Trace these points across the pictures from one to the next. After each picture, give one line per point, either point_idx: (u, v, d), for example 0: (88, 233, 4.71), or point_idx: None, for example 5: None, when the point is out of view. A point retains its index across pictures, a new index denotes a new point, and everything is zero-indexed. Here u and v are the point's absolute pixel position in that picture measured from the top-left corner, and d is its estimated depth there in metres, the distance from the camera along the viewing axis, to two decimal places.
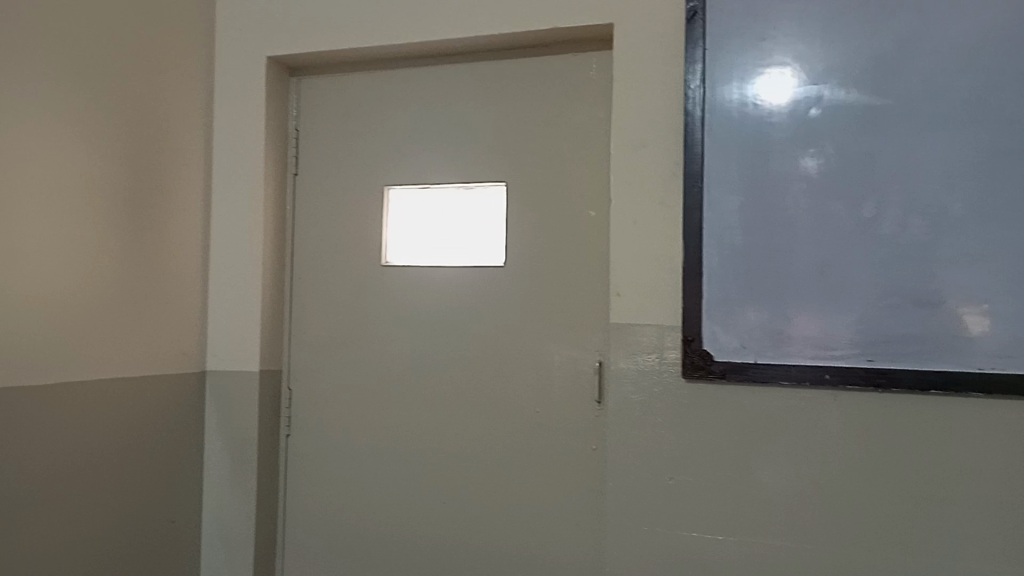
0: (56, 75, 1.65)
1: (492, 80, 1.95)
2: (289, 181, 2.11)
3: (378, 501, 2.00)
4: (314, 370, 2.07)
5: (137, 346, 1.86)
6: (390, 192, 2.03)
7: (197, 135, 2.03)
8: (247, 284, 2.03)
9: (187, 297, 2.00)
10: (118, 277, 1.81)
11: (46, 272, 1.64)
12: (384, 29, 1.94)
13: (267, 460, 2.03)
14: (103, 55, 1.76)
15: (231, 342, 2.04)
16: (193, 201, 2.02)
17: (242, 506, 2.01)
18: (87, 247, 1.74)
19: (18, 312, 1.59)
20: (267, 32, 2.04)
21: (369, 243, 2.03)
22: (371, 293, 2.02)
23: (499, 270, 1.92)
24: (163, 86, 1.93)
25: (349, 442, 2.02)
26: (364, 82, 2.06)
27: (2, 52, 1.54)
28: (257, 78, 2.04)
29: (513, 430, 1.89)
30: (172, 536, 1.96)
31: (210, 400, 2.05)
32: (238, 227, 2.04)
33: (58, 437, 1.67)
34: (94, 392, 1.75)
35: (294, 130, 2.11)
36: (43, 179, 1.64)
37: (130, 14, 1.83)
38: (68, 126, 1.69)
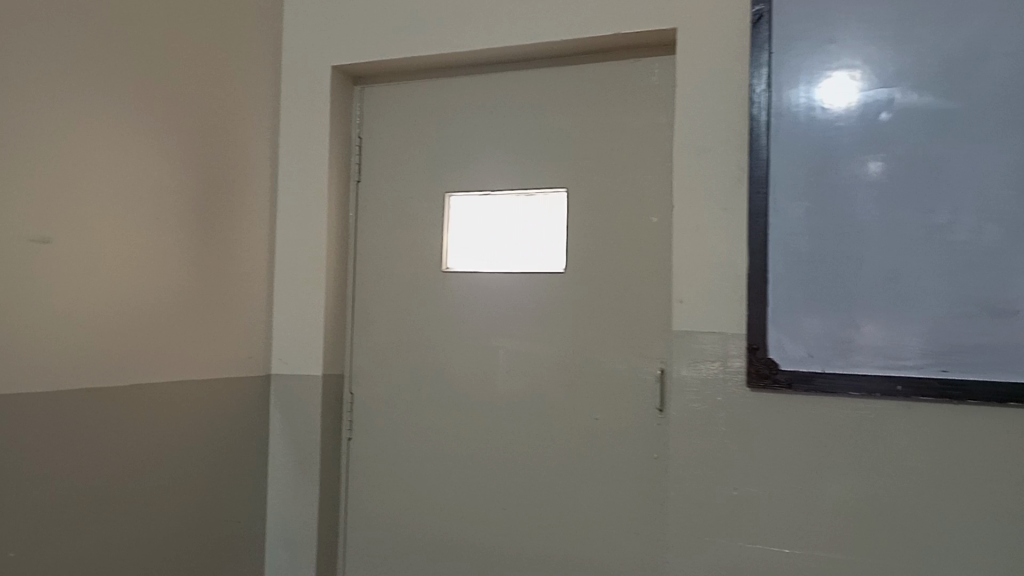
0: (125, 85, 1.71)
1: (553, 87, 1.95)
2: (352, 188, 2.14)
3: (438, 506, 2.01)
4: (375, 374, 2.09)
5: (202, 349, 1.90)
6: (451, 198, 2.04)
7: (264, 144, 2.08)
8: (311, 289, 2.06)
9: (252, 302, 2.05)
10: (188, 282, 1.87)
11: (118, 277, 1.71)
12: (446, 37, 1.96)
13: (329, 463, 2.06)
14: (175, 66, 1.82)
15: (295, 346, 2.07)
16: (260, 208, 2.06)
17: (305, 509, 2.04)
18: (158, 253, 1.80)
19: (92, 314, 1.65)
20: (332, 42, 2.08)
21: (430, 249, 2.05)
22: (431, 298, 2.04)
23: (560, 277, 1.92)
24: (232, 95, 1.98)
25: (409, 447, 2.04)
26: (426, 89, 2.08)
27: (80, 64, 1.62)
28: (322, 88, 2.08)
29: (573, 437, 1.89)
30: (238, 535, 2.00)
31: (275, 403, 2.08)
32: (302, 232, 2.08)
33: (129, 436, 1.73)
34: (161, 394, 1.80)
35: (357, 138, 2.14)
36: (117, 187, 1.71)
37: (201, 27, 1.89)
38: (141, 135, 1.75)
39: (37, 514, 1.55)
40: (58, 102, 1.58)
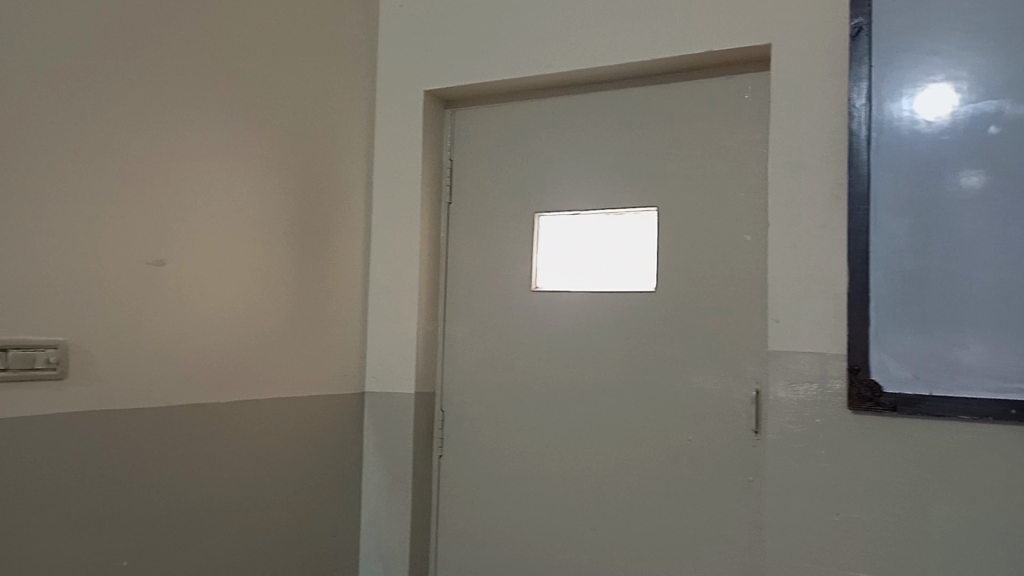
0: (229, 115, 1.79)
1: (643, 105, 1.95)
2: (443, 210, 2.17)
3: (528, 525, 2.01)
4: (465, 393, 2.11)
5: (301, 366, 1.96)
6: (540, 218, 2.06)
7: (359, 167, 2.14)
8: (404, 308, 2.11)
9: (348, 321, 2.10)
10: (288, 301, 1.94)
11: (224, 297, 1.78)
12: (536, 60, 1.99)
13: (421, 480, 2.09)
14: (277, 94, 1.90)
15: (388, 363, 2.11)
16: (354, 229, 2.12)
17: (397, 525, 2.07)
18: (260, 274, 1.87)
19: (199, 332, 1.73)
20: (424, 68, 2.13)
21: (520, 269, 2.06)
22: (522, 317, 2.05)
23: (651, 296, 1.91)
24: (330, 120, 2.05)
25: (499, 465, 2.05)
26: (516, 111, 2.10)
27: (190, 95, 1.71)
28: (415, 112, 2.13)
29: (665, 458, 1.87)
30: (334, 550, 2.04)
31: (369, 420, 2.13)
32: (396, 253, 2.13)
33: (234, 450, 1.79)
34: (263, 410, 1.86)
35: (449, 160, 2.18)
36: (223, 211, 1.79)
37: (301, 56, 1.97)
38: (244, 161, 1.83)
39: (147, 525, 1.62)
40: (169, 131, 1.67)
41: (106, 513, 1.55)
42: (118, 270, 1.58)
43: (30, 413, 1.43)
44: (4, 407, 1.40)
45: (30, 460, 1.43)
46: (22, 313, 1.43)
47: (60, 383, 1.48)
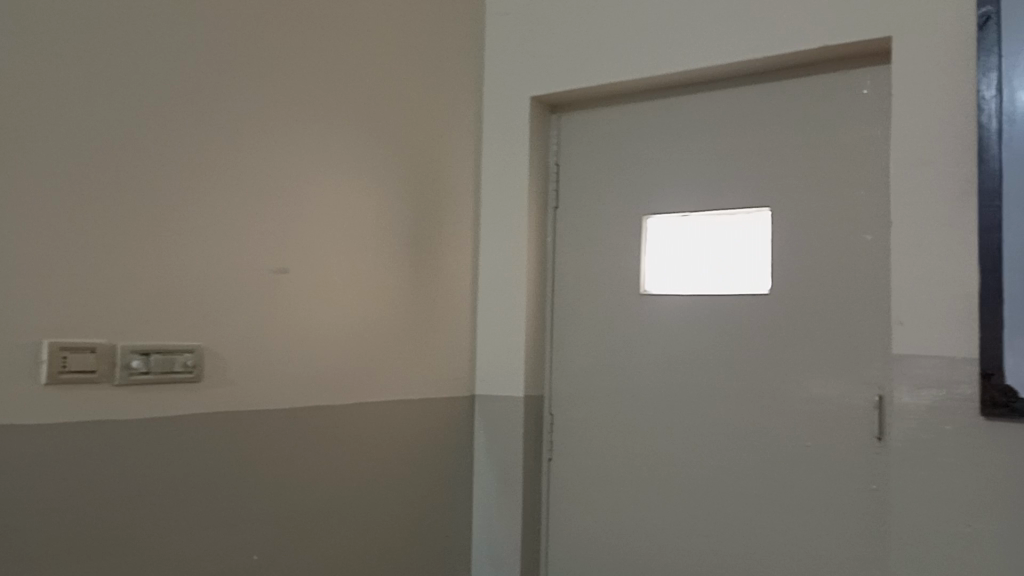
0: (345, 127, 1.86)
1: (753, 105, 1.92)
2: (549, 214, 2.19)
3: (640, 530, 2.00)
4: (574, 396, 2.12)
5: (415, 369, 2.01)
6: (648, 220, 2.05)
7: (467, 174, 2.18)
8: (512, 312, 2.13)
9: (458, 325, 2.14)
10: (402, 307, 1.99)
11: (342, 303, 1.85)
12: (642, 62, 1.98)
13: (531, 482, 2.11)
14: (389, 104, 1.96)
15: (497, 367, 2.14)
16: (462, 235, 2.16)
17: (508, 528, 2.09)
18: (375, 281, 1.92)
19: (320, 337, 1.80)
20: (530, 74, 2.16)
21: (628, 273, 2.06)
22: (630, 321, 2.04)
23: (764, 298, 1.87)
24: (439, 129, 2.10)
25: (609, 469, 2.05)
26: (622, 114, 2.10)
27: (309, 109, 1.78)
28: (522, 117, 2.16)
29: (781, 464, 1.82)
30: (448, 550, 2.09)
31: (479, 422, 2.16)
32: (504, 257, 2.16)
33: (354, 451, 1.85)
34: (379, 412, 1.91)
35: (555, 165, 2.19)
36: (341, 219, 1.85)
37: (411, 67, 2.02)
38: (359, 171, 1.89)
39: (275, 523, 1.69)
40: (290, 144, 1.75)
41: (237, 510, 1.62)
42: (246, 278, 1.66)
43: (166, 415, 1.52)
44: (145, 408, 1.49)
45: (168, 459, 1.52)
46: (161, 319, 1.52)
47: (195, 385, 1.57)
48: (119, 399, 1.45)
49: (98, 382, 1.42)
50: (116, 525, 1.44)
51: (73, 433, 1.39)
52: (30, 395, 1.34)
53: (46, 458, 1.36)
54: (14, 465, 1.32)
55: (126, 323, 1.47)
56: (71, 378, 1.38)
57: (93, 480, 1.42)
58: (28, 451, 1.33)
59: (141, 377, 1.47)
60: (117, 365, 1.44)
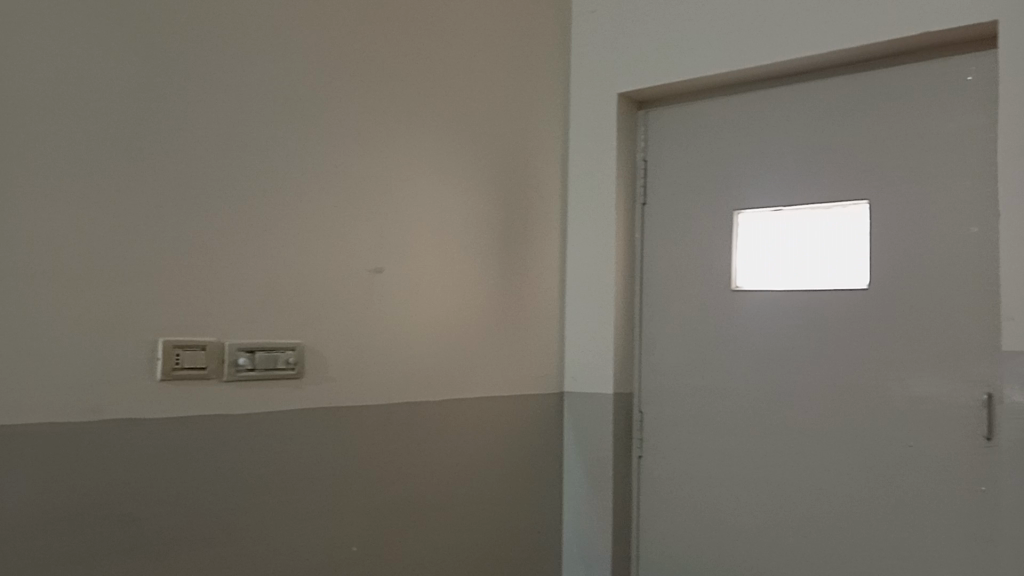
0: (436, 129, 1.90)
1: (849, 95, 1.87)
2: (637, 211, 2.18)
3: (733, 529, 1.97)
4: (664, 394, 2.10)
5: (505, 366, 2.04)
6: (739, 216, 2.02)
7: (554, 173, 2.19)
8: (601, 309, 2.13)
9: (547, 322, 2.16)
10: (493, 305, 2.02)
11: (436, 303, 1.89)
12: (732, 55, 1.96)
13: (621, 480, 2.10)
14: (478, 105, 1.99)
15: (586, 364, 2.15)
16: (550, 234, 2.17)
17: (598, 524, 2.10)
18: (467, 279, 1.96)
19: (414, 336, 1.84)
20: (617, 71, 2.15)
21: (719, 269, 2.03)
22: (721, 318, 2.02)
23: (863, 293, 1.82)
24: (527, 127, 2.12)
25: (700, 467, 2.03)
26: (711, 108, 2.08)
27: (402, 112, 1.83)
28: (608, 114, 2.15)
29: (882, 464, 1.78)
30: (539, 545, 2.10)
31: (569, 419, 2.17)
32: (592, 255, 2.16)
33: (448, 446, 1.89)
34: (471, 410, 1.95)
35: (642, 161, 2.18)
36: (433, 220, 1.89)
37: (500, 67, 2.04)
38: (450, 172, 1.93)
39: (373, 516, 1.74)
40: (384, 148, 1.79)
41: (338, 503, 1.68)
42: (344, 278, 1.71)
43: (270, 410, 1.58)
44: (252, 403, 1.56)
45: (273, 454, 1.58)
46: (267, 319, 1.59)
47: (298, 382, 1.63)
48: (228, 395, 1.52)
49: (208, 379, 1.50)
50: (224, 517, 1.51)
51: (183, 428, 1.46)
52: (147, 391, 1.42)
53: (158, 451, 1.43)
54: (128, 458, 1.39)
55: (234, 322, 1.54)
56: (183, 375, 1.45)
57: (204, 474, 1.49)
58: (140, 445, 1.41)
59: (248, 374, 1.54)
60: (225, 362, 1.51)
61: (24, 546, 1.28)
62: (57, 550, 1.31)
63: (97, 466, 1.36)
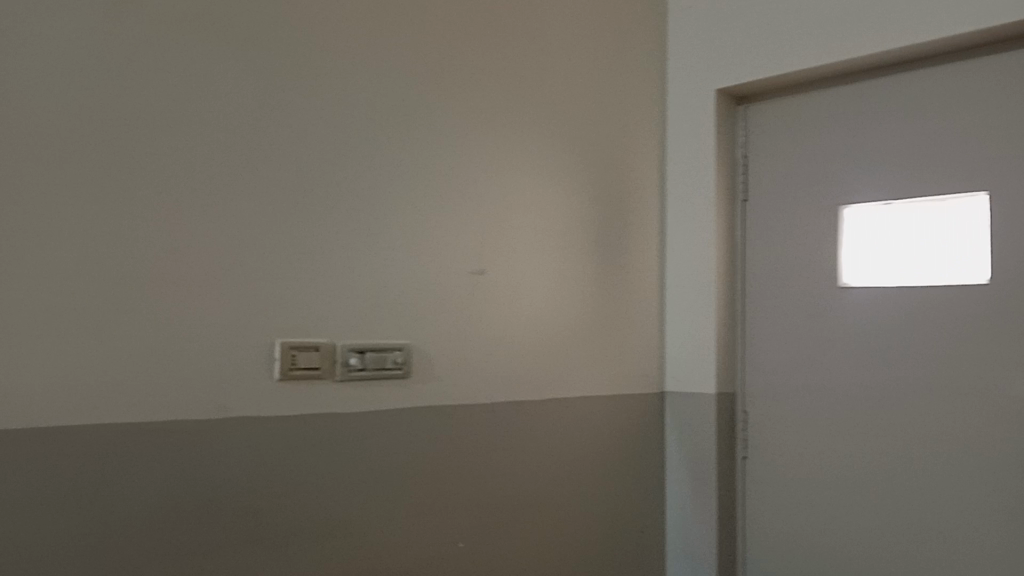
0: (536, 131, 1.92)
1: (961, 83, 1.79)
2: (738, 208, 2.15)
3: (842, 532, 1.92)
4: (768, 393, 2.06)
5: (606, 366, 2.04)
6: (846, 210, 1.96)
7: (652, 171, 2.18)
8: (701, 307, 2.11)
9: (647, 321, 2.15)
10: (594, 304, 2.02)
11: (538, 302, 1.90)
12: (834, 46, 1.91)
13: (725, 481, 2.07)
14: (576, 105, 2.00)
15: (687, 363, 2.13)
16: (649, 232, 2.17)
17: (701, 525, 2.07)
18: (567, 279, 1.97)
19: (518, 335, 1.86)
20: (714, 67, 2.13)
21: (824, 266, 1.98)
22: (828, 315, 1.97)
23: (981, 289, 1.75)
24: (625, 126, 2.11)
25: (807, 467, 1.98)
26: (813, 101, 2.03)
27: (501, 116, 1.85)
28: (706, 111, 2.13)
29: (1005, 466, 1.70)
30: (642, 545, 2.09)
31: (670, 419, 2.16)
32: (692, 252, 2.14)
33: (551, 445, 1.91)
34: (573, 409, 1.96)
35: (742, 157, 2.14)
36: (534, 220, 1.91)
37: (597, 67, 2.05)
38: (550, 173, 1.94)
39: (480, 513, 1.77)
40: (485, 150, 1.82)
41: (446, 500, 1.71)
42: (449, 279, 1.75)
43: (380, 408, 1.63)
44: (363, 402, 1.60)
45: (385, 452, 1.63)
46: (377, 321, 1.63)
47: (406, 381, 1.67)
48: (341, 393, 1.57)
49: (323, 379, 1.55)
50: (340, 512, 1.56)
51: (298, 426, 1.52)
52: (266, 390, 1.48)
53: (275, 448, 1.49)
54: (251, 455, 1.46)
55: (345, 324, 1.59)
56: (300, 374, 1.51)
57: (320, 471, 1.54)
58: (258, 443, 1.47)
59: (359, 374, 1.58)
60: (338, 362, 1.57)
61: (157, 539, 1.35)
62: (188, 541, 1.38)
63: (223, 462, 1.42)
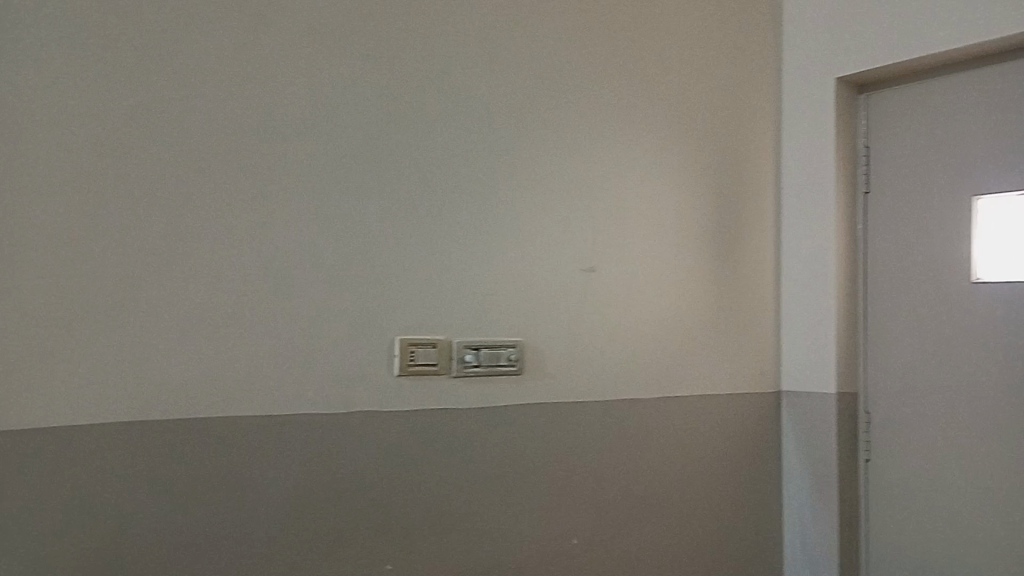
0: (648, 127, 1.90)
1: None
2: (859, 200, 2.07)
3: (976, 540, 1.82)
4: (893, 393, 1.98)
5: (720, 363, 2.00)
6: (978, 200, 1.85)
7: (768, 164, 2.13)
8: (821, 304, 2.04)
9: (763, 319, 2.09)
10: (709, 301, 1.98)
11: (651, 298, 1.89)
12: (963, 28, 1.81)
13: (847, 483, 2.00)
14: (688, 99, 1.97)
15: (806, 362, 2.07)
16: (765, 227, 2.11)
17: (823, 528, 2.01)
18: (680, 275, 1.94)
19: (630, 332, 1.85)
20: (832, 55, 2.05)
21: (954, 260, 1.88)
22: (958, 312, 1.87)
23: None
24: (739, 119, 2.07)
25: (936, 471, 1.89)
26: (941, 86, 1.92)
27: (613, 112, 1.85)
28: (824, 101, 2.06)
29: None
30: (759, 547, 2.05)
31: (787, 419, 2.10)
32: (810, 247, 2.07)
33: (665, 442, 1.89)
34: (688, 406, 1.93)
35: (864, 147, 2.06)
36: (646, 216, 1.90)
37: (709, 60, 2.01)
38: (663, 168, 1.92)
39: (595, 509, 1.77)
40: (597, 148, 1.82)
41: (562, 495, 1.73)
42: (561, 277, 1.76)
43: (495, 404, 1.65)
44: (480, 398, 1.63)
45: (501, 447, 1.65)
46: (492, 318, 1.66)
47: (521, 378, 1.69)
48: (457, 389, 1.61)
49: (440, 375, 1.59)
50: (459, 505, 1.59)
51: (419, 421, 1.56)
52: (388, 385, 1.53)
53: (397, 442, 1.54)
54: (374, 448, 1.51)
55: (461, 322, 1.62)
56: (418, 371, 1.56)
57: (440, 463, 1.58)
58: (380, 436, 1.52)
59: (474, 370, 1.62)
60: (453, 359, 1.60)
61: (291, 525, 1.42)
62: (318, 528, 1.45)
63: (349, 454, 1.48)
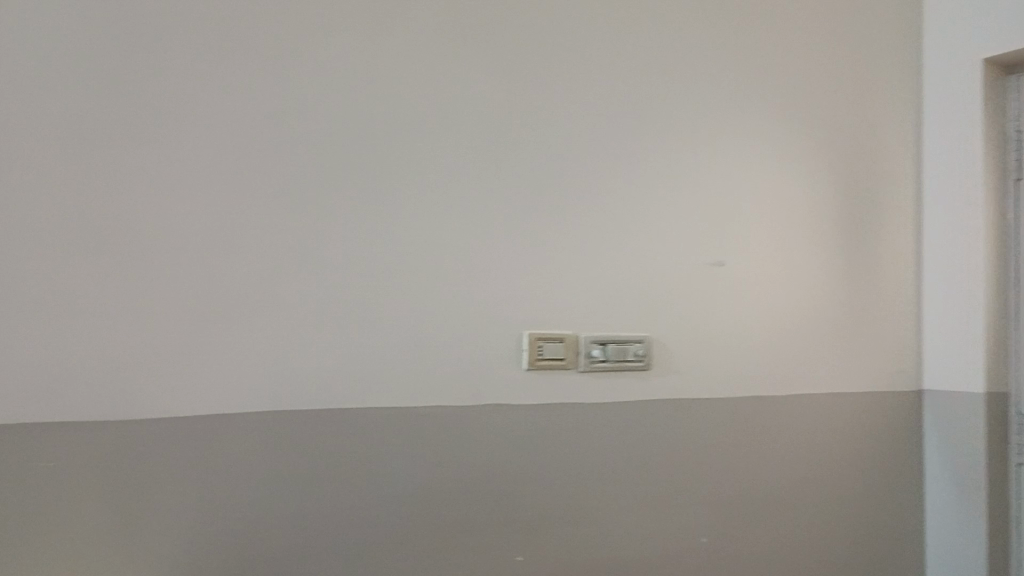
0: (778, 116, 1.85)
1: None
2: (1010, 187, 1.95)
3: None
4: None
5: (855, 360, 1.92)
6: None
7: (907, 152, 2.04)
8: (966, 299, 1.94)
9: (901, 314, 2.00)
10: (843, 295, 1.91)
11: (781, 292, 1.83)
12: None
13: (997, 488, 1.89)
14: (820, 87, 1.91)
15: (950, 359, 1.97)
16: (903, 217, 2.02)
17: (970, 534, 1.90)
18: (813, 268, 1.88)
19: (762, 327, 1.81)
20: (977, 36, 1.94)
21: None
22: None
23: None
24: (874, 105, 1.98)
25: None
26: None
27: (741, 102, 1.81)
28: (969, 84, 1.95)
29: None
30: (898, 552, 1.95)
31: (928, 418, 2.01)
32: (954, 238, 1.97)
33: (797, 439, 1.84)
34: (821, 403, 1.87)
35: (1016, 131, 1.94)
36: (777, 207, 1.85)
37: (842, 46, 1.94)
38: (795, 159, 1.87)
39: (725, 506, 1.74)
40: (727, 139, 1.79)
41: (691, 491, 1.70)
42: (688, 271, 1.73)
43: (622, 399, 1.65)
44: (610, 393, 1.64)
45: (629, 440, 1.65)
46: (620, 312, 1.66)
47: (647, 373, 1.68)
48: (585, 384, 1.61)
49: (568, 369, 1.60)
50: (586, 497, 1.60)
51: (549, 414, 1.58)
52: (517, 379, 1.55)
53: (528, 434, 1.56)
54: (505, 439, 1.53)
55: (590, 316, 1.63)
56: (546, 365, 1.57)
57: (571, 455, 1.59)
58: (510, 428, 1.54)
59: (601, 366, 1.62)
60: (581, 354, 1.61)
61: (425, 512, 1.46)
62: (450, 515, 1.48)
63: (481, 444, 1.51)
